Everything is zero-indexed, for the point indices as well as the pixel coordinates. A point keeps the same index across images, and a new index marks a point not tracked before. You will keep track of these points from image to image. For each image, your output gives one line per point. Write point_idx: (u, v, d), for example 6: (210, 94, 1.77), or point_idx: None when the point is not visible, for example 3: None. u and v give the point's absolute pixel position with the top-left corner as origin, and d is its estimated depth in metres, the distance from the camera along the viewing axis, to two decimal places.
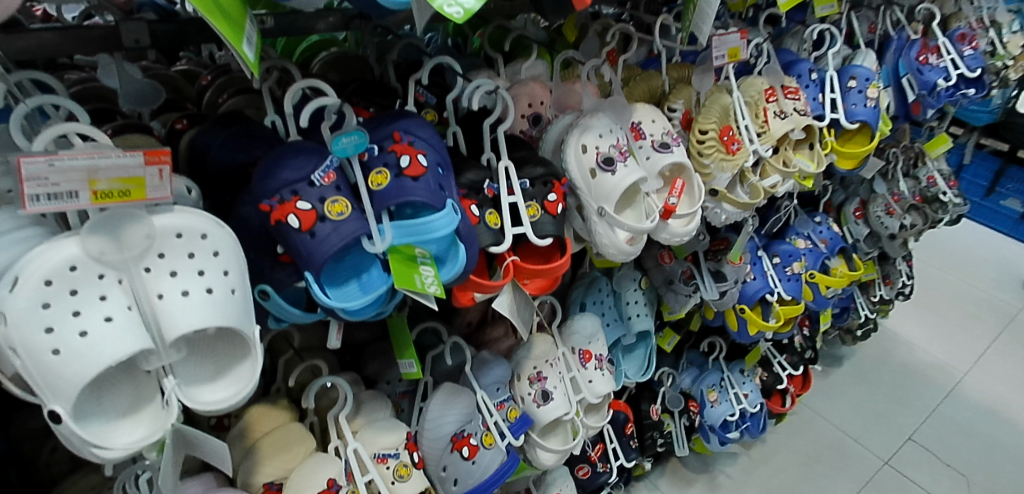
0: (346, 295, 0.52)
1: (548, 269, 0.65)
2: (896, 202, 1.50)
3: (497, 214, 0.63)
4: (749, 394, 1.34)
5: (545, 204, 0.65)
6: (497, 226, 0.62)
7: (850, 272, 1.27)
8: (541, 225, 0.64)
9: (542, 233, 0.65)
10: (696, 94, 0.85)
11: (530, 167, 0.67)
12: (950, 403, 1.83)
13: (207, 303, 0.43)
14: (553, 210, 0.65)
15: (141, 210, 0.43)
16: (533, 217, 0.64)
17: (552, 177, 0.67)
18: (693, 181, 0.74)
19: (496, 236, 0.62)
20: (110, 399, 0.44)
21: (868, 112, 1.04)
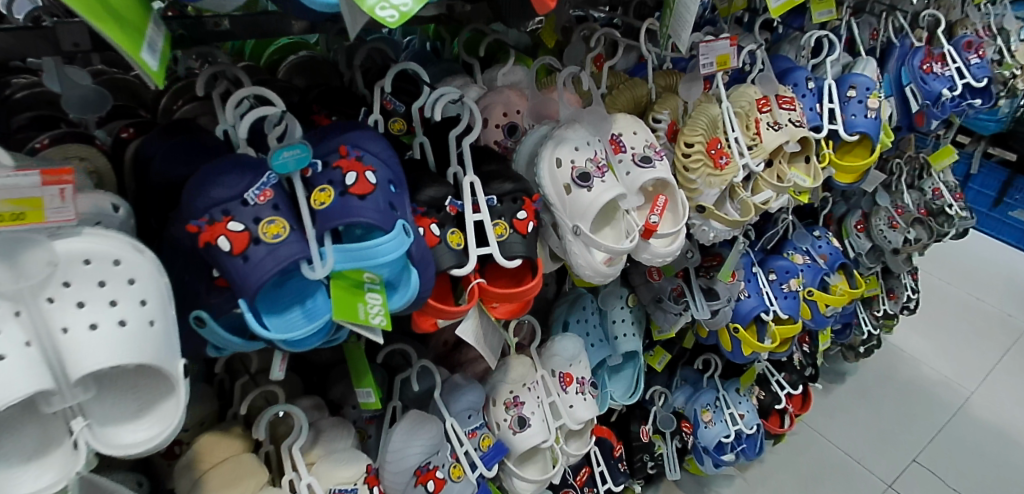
0: (286, 325, 0.47)
1: (518, 293, 0.60)
2: (899, 216, 1.45)
3: (461, 232, 0.58)
4: (746, 415, 1.29)
5: (514, 223, 0.60)
6: (461, 246, 0.57)
7: (851, 289, 1.22)
8: (510, 245, 0.60)
9: (511, 253, 0.60)
10: (683, 103, 0.80)
11: (500, 182, 0.62)
12: (956, 423, 1.77)
13: (121, 336, 0.39)
14: (524, 230, 0.60)
15: (42, 234, 0.39)
16: (502, 237, 0.60)
17: (523, 193, 0.62)
18: (679, 197, 0.69)
19: (459, 258, 0.57)
20: (13, 443, 0.40)
21: (868, 123, 0.99)
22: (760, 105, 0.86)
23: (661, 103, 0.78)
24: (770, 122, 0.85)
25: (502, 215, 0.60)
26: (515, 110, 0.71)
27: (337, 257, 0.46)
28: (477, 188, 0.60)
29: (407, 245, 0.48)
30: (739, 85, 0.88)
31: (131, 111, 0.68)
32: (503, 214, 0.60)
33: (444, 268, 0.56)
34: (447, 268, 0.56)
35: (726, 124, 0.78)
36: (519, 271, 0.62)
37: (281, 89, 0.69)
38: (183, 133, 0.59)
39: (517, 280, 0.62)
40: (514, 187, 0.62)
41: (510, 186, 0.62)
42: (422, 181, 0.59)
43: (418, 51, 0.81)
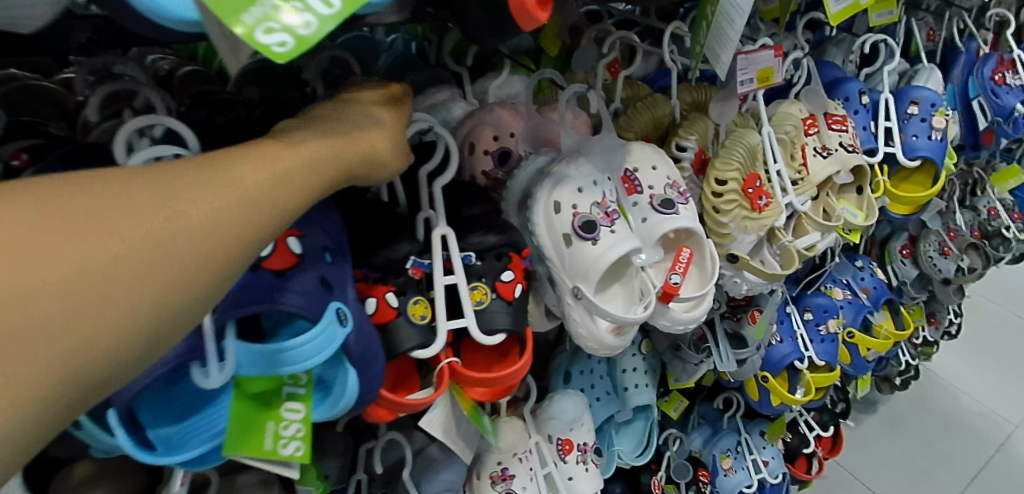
0: (183, 437, 0.36)
1: (501, 377, 0.47)
2: (951, 241, 1.30)
3: (427, 301, 0.46)
4: (770, 462, 1.16)
5: (497, 286, 0.48)
6: (426, 319, 0.45)
7: (897, 330, 1.07)
8: (491, 315, 0.47)
9: (492, 326, 0.47)
10: (713, 126, 0.67)
11: (483, 233, 0.50)
12: (1000, 463, 1.61)
13: None
14: (510, 295, 0.48)
15: None
16: (482, 307, 0.47)
17: (511, 247, 0.50)
18: (706, 252, 0.56)
19: (423, 336, 0.45)
20: None
21: (931, 146, 0.84)
22: (806, 125, 0.73)
23: (687, 126, 0.64)
24: (817, 147, 0.72)
25: (481, 276, 0.48)
26: (509, 133, 0.58)
27: (241, 356, 0.34)
28: (452, 241, 0.47)
29: (341, 339, 0.36)
30: (781, 102, 0.75)
31: (41, 129, 0.51)
32: (483, 275, 0.48)
33: (403, 349, 0.44)
34: (406, 349, 0.44)
35: (767, 154, 0.65)
36: (505, 347, 0.49)
37: (224, 102, 0.56)
38: (90, 171, 0.41)
39: (502, 358, 0.50)
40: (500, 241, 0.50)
41: (494, 239, 0.50)
42: (380, 234, 0.46)
43: (399, 53, 0.68)
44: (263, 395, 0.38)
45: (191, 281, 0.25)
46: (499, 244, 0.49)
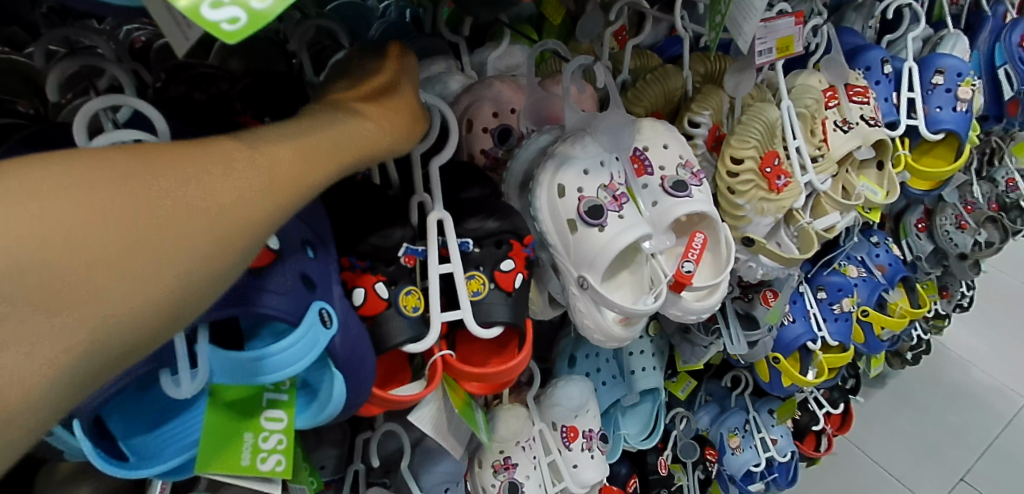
0: (157, 446, 0.34)
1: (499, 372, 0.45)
2: (968, 214, 1.25)
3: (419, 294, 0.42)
4: (779, 440, 1.14)
5: (496, 276, 0.44)
6: (420, 311, 0.42)
7: (913, 309, 1.04)
8: (489, 307, 0.44)
9: (490, 319, 0.44)
10: (728, 99, 0.63)
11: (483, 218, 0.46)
12: (1009, 437, 1.59)
13: None
14: (509, 285, 0.45)
15: None
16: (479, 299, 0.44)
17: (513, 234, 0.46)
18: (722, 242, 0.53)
19: (416, 331, 0.41)
20: None
21: (956, 118, 0.79)
22: (825, 97, 0.69)
23: (701, 100, 0.60)
24: (837, 121, 0.68)
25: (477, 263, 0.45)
26: (510, 109, 0.54)
27: (215, 362, 0.32)
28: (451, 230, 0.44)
29: (323, 343, 0.33)
30: (799, 72, 0.71)
31: (10, 106, 0.48)
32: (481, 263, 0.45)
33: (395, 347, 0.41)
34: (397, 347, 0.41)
35: (785, 129, 0.61)
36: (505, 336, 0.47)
37: (206, 77, 0.52)
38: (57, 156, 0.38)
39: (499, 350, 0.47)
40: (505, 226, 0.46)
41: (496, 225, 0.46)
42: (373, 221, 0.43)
43: (391, 21, 0.63)
44: (241, 403, 0.35)
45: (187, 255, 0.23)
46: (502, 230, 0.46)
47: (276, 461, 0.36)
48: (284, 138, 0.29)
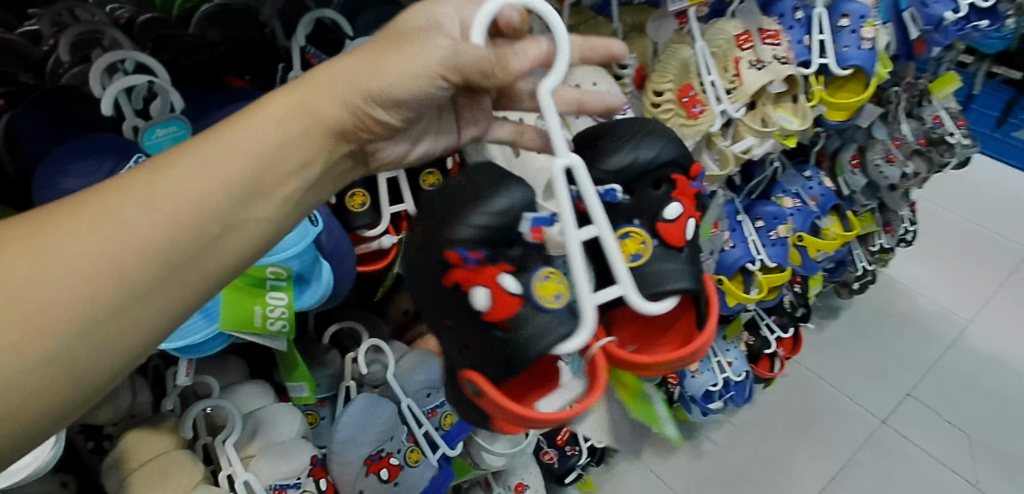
0: (178, 330, 0.42)
1: (671, 355, 0.50)
2: (896, 148, 1.37)
3: (560, 274, 0.43)
4: (734, 362, 1.25)
5: (658, 229, 0.50)
6: (560, 299, 0.42)
7: (843, 232, 1.16)
8: (649, 264, 0.48)
9: (661, 287, 0.47)
10: (652, 45, 0.73)
11: (631, 152, 0.50)
12: (950, 357, 1.71)
13: None
14: (679, 242, 0.50)
15: None
16: (645, 262, 0.48)
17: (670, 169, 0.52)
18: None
19: (567, 310, 0.42)
20: None
21: (863, 55, 0.89)
22: (740, 41, 0.78)
23: (627, 46, 0.71)
24: (751, 60, 0.77)
25: (631, 220, 0.50)
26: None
27: None
28: (585, 174, 0.38)
29: (312, 236, 0.42)
30: (717, 20, 0.80)
31: (11, 78, 0.55)
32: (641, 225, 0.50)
33: (552, 342, 0.42)
34: (549, 345, 0.42)
35: (700, 66, 0.69)
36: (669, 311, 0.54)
37: (185, 46, 0.59)
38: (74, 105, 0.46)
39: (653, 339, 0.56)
40: (650, 154, 0.51)
41: (643, 171, 0.51)
42: (488, 189, 0.43)
43: None
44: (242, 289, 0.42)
45: (140, 260, 0.30)
46: (656, 167, 0.51)
47: (283, 327, 0.43)
48: (240, 137, 0.33)
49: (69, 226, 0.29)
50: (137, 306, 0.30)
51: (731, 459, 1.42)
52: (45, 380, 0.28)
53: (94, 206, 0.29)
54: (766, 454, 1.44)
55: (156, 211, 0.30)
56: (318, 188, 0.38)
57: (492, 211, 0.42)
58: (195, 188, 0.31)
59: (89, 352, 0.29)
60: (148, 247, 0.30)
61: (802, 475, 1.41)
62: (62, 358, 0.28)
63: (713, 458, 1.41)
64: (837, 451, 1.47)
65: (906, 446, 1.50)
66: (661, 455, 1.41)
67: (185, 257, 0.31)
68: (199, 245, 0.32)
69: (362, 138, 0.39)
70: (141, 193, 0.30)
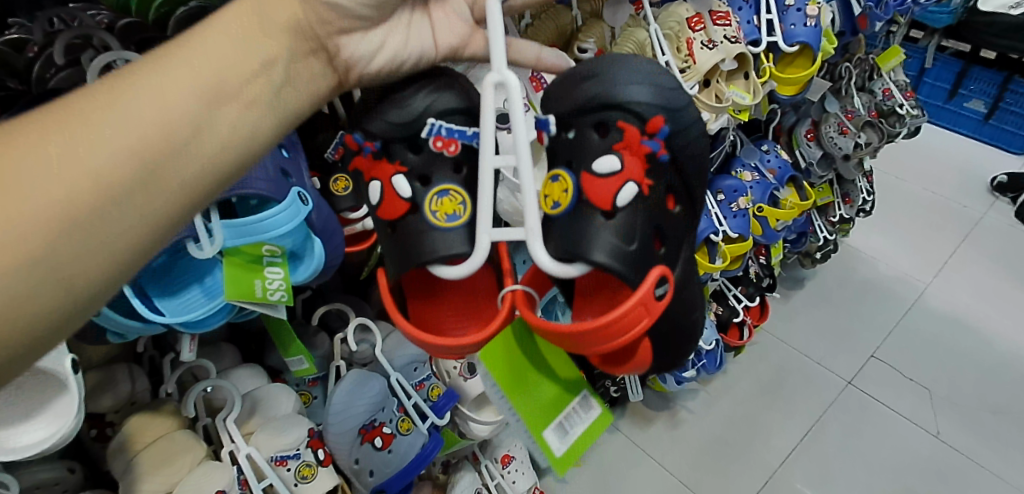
0: (184, 307, 0.45)
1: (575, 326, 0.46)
2: (850, 120, 1.42)
3: (463, 194, 0.48)
4: (705, 332, 1.31)
5: (584, 178, 0.48)
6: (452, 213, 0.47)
7: (800, 201, 1.23)
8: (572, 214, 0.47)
9: (576, 251, 0.46)
10: (609, 30, 0.77)
11: (581, 84, 0.50)
12: (912, 316, 1.74)
13: None
14: (607, 207, 0.47)
15: None
16: (564, 213, 0.48)
17: (630, 118, 0.50)
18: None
19: (456, 228, 0.47)
20: None
21: (808, 32, 0.94)
22: (692, 23, 0.83)
23: (585, 32, 0.75)
24: (703, 41, 0.82)
25: (570, 165, 0.50)
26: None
27: (227, 234, 0.43)
28: (516, 92, 0.40)
29: (304, 214, 0.46)
30: (671, 4, 0.85)
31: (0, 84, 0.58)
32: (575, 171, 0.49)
33: (434, 256, 0.47)
34: (431, 259, 0.47)
35: (655, 48, 0.74)
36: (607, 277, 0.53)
37: None
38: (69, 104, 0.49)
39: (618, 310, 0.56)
40: (603, 94, 0.50)
41: (593, 113, 0.50)
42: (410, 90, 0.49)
43: None
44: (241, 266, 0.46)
45: (121, 159, 0.32)
46: (603, 108, 0.50)
47: (282, 297, 0.47)
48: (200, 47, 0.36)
49: (53, 133, 0.31)
50: (121, 204, 0.32)
51: (707, 425, 1.46)
52: (39, 282, 0.30)
53: (71, 117, 0.32)
54: (740, 418, 1.48)
55: (128, 114, 0.33)
56: (297, 90, 0.41)
57: (399, 109, 0.49)
58: (159, 91, 0.34)
59: (81, 256, 0.31)
60: (124, 146, 0.32)
61: (776, 438, 1.45)
62: (52, 258, 0.30)
63: (690, 426, 1.46)
64: (805, 410, 1.51)
65: (874, 406, 1.52)
66: (639, 425, 1.46)
67: (162, 156, 0.33)
68: (173, 144, 0.34)
69: (321, 35, 0.42)
70: (106, 100, 0.33)
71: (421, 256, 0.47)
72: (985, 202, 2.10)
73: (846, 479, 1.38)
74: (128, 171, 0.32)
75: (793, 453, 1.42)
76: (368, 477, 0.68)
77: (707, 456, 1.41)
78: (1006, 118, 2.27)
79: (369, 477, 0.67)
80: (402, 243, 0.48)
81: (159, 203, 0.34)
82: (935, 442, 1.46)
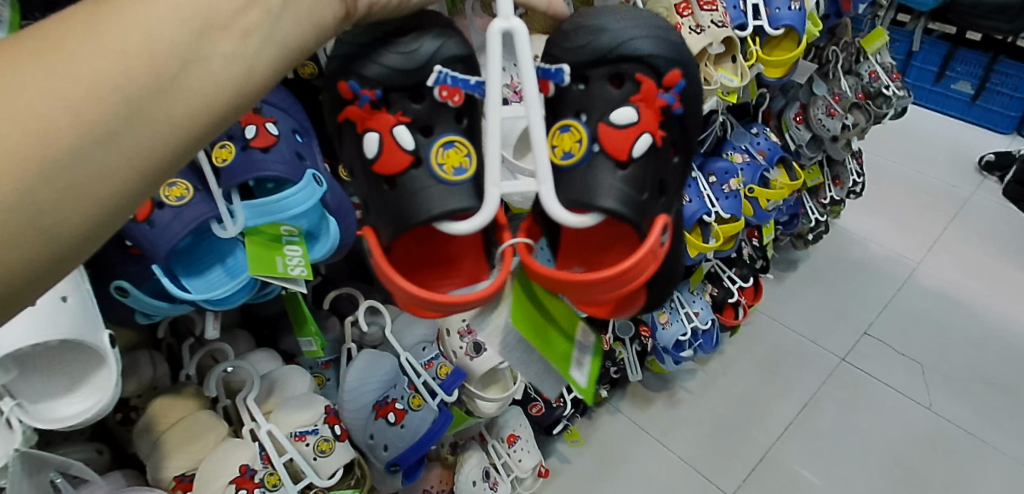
0: (210, 285, 0.48)
1: (582, 276, 0.48)
2: (837, 103, 1.46)
3: (469, 146, 0.48)
4: (701, 311, 1.35)
5: (599, 132, 0.51)
6: (457, 168, 0.47)
7: (790, 182, 1.25)
8: (586, 158, 0.50)
9: (587, 201, 0.48)
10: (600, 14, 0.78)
11: (592, 35, 0.53)
12: (905, 292, 1.78)
13: (54, 310, 0.40)
14: (621, 158, 0.50)
15: None
16: (576, 162, 0.50)
17: (636, 69, 0.53)
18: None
19: (464, 182, 0.47)
20: None
21: (793, 15, 0.97)
22: (679, 9, 0.86)
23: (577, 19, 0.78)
24: (691, 26, 0.86)
25: (579, 113, 0.52)
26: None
27: (249, 214, 0.47)
28: (523, 36, 0.43)
29: (320, 194, 0.48)
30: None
31: None
32: (586, 123, 0.52)
33: (440, 210, 0.46)
34: (434, 214, 0.46)
35: None
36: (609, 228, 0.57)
37: None
38: None
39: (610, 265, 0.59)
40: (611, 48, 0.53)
41: (603, 67, 0.53)
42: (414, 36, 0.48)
43: None
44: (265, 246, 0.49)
45: (98, 96, 0.28)
46: (620, 61, 0.53)
47: (302, 272, 0.50)
48: None
49: (16, 61, 0.27)
50: (103, 151, 0.29)
51: (704, 403, 1.50)
52: (13, 231, 0.27)
53: (39, 46, 0.28)
54: (737, 396, 1.52)
55: (103, 42, 0.29)
56: (295, 20, 0.36)
57: (403, 53, 0.48)
58: (138, 17, 0.30)
59: (63, 208, 0.28)
60: (101, 80, 0.29)
61: (773, 414, 1.48)
62: (28, 210, 0.27)
63: (689, 405, 1.50)
64: (802, 387, 1.54)
65: (867, 381, 1.56)
66: (639, 406, 1.49)
67: (144, 98, 0.30)
68: (158, 83, 0.30)
69: None
70: (78, 27, 0.29)
71: (416, 214, 0.46)
72: (974, 181, 2.14)
73: (842, 452, 1.42)
74: (107, 112, 0.29)
75: (789, 428, 1.46)
76: (383, 452, 0.71)
77: (707, 434, 1.44)
78: (993, 98, 2.31)
79: (383, 451, 0.70)
80: (395, 201, 0.47)
81: (144, 150, 0.31)
82: (929, 414, 1.50)
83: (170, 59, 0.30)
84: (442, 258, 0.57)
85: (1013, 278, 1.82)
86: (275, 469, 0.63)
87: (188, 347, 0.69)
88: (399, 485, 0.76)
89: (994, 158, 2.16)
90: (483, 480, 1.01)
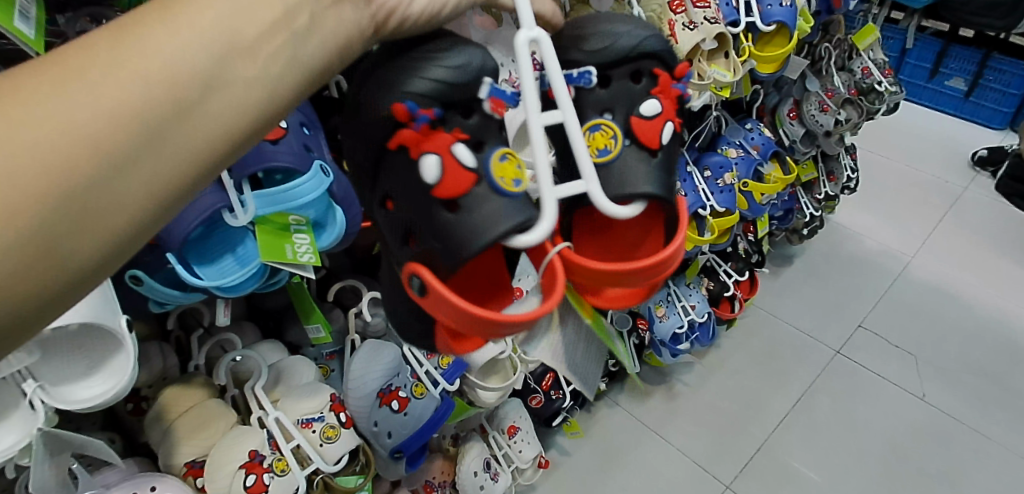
0: (221, 273, 0.50)
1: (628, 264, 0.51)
2: (829, 99, 1.48)
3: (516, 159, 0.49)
4: (697, 305, 1.37)
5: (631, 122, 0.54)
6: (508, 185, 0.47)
7: (783, 176, 1.28)
8: (618, 154, 0.53)
9: (624, 192, 0.52)
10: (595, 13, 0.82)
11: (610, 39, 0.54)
12: (899, 286, 1.80)
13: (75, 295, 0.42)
14: (655, 147, 0.54)
15: None
16: (612, 158, 0.53)
17: (653, 66, 0.56)
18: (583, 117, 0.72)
19: (518, 195, 0.47)
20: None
21: (784, 12, 0.99)
22: (673, 6, 0.88)
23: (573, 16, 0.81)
24: (685, 22, 0.88)
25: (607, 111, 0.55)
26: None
27: (259, 203, 0.48)
28: (547, 45, 0.45)
29: (327, 184, 0.50)
30: None
31: None
32: (614, 120, 0.55)
33: (503, 229, 0.46)
34: (501, 233, 0.46)
35: None
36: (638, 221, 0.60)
37: None
38: None
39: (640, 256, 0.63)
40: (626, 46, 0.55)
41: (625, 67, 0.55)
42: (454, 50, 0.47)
43: None
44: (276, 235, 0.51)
45: (121, 122, 0.27)
46: (640, 57, 0.55)
47: (311, 259, 0.52)
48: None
49: (33, 86, 0.26)
50: (122, 179, 0.27)
51: (702, 396, 1.52)
52: (22, 261, 0.25)
53: (59, 70, 0.27)
54: (734, 389, 1.54)
55: (127, 65, 0.27)
56: (321, 43, 0.36)
57: (448, 67, 0.47)
58: (165, 40, 0.29)
59: (80, 234, 0.27)
60: (123, 107, 0.27)
61: (769, 407, 1.50)
62: (38, 239, 0.25)
63: (686, 398, 1.52)
64: (799, 380, 1.56)
65: (862, 373, 1.58)
66: (637, 399, 1.51)
67: (166, 122, 0.28)
68: (185, 104, 0.29)
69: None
70: (100, 48, 0.28)
71: (479, 232, 0.46)
72: (967, 176, 2.16)
73: (837, 443, 1.44)
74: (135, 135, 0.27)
75: (785, 419, 1.48)
76: (387, 439, 0.73)
77: (704, 426, 1.46)
78: (986, 95, 2.33)
79: (388, 438, 0.72)
80: (456, 225, 0.47)
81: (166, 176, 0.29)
82: (922, 404, 1.52)
83: (196, 85, 0.29)
84: (492, 279, 0.61)
85: (1005, 271, 1.84)
86: (283, 455, 0.65)
87: (197, 338, 0.71)
88: (402, 472, 0.78)
89: (986, 153, 2.18)
90: (485, 470, 1.02)
